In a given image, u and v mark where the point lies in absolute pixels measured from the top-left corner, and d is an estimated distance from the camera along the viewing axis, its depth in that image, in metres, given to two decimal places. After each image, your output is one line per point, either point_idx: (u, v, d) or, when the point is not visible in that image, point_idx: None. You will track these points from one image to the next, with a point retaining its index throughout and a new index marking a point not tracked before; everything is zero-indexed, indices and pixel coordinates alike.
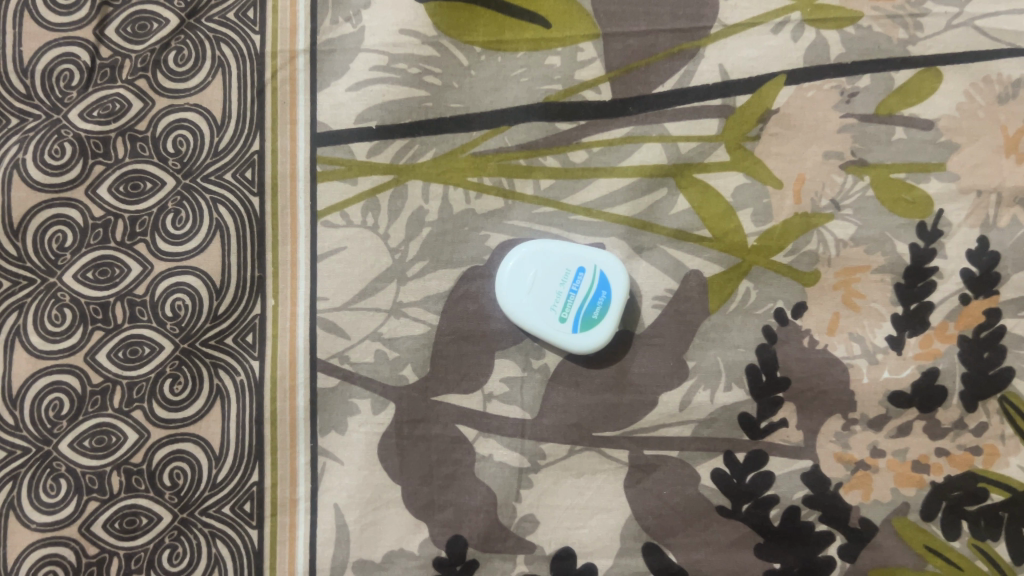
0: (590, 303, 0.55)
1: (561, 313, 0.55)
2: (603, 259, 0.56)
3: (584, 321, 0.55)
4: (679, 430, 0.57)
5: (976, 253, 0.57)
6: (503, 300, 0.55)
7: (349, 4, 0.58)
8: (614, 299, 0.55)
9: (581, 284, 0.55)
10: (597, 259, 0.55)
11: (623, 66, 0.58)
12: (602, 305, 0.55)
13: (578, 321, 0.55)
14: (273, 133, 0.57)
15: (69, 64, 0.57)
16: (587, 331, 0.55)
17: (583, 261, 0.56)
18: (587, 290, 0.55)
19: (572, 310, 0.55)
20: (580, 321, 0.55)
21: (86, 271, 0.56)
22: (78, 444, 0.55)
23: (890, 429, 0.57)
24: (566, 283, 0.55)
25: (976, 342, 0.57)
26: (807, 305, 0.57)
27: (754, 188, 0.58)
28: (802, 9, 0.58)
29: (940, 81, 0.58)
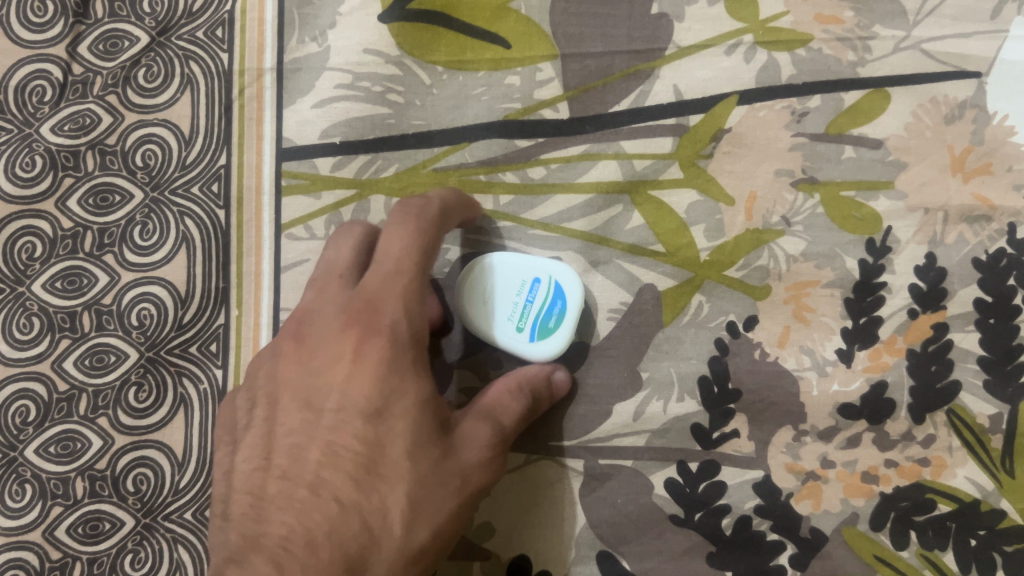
0: (546, 312, 0.56)
1: (518, 323, 0.56)
2: (559, 269, 0.57)
3: (540, 329, 0.56)
4: (633, 440, 0.58)
5: (924, 268, 0.59)
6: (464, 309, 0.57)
7: (315, 24, 0.60)
8: (568, 307, 0.56)
9: (536, 295, 0.56)
10: (552, 271, 0.56)
11: (580, 85, 0.60)
12: (556, 313, 0.56)
13: (534, 330, 0.56)
14: (240, 148, 0.59)
15: (42, 80, 0.59)
16: (544, 339, 0.56)
17: (538, 271, 0.57)
18: (541, 300, 0.56)
19: (528, 320, 0.56)
20: (536, 330, 0.56)
21: (55, 281, 0.58)
22: (44, 450, 0.56)
23: (839, 440, 0.58)
24: (521, 294, 0.56)
25: (924, 356, 0.58)
26: (758, 319, 0.59)
27: (707, 204, 0.59)
28: (754, 32, 0.60)
29: (888, 102, 0.60)
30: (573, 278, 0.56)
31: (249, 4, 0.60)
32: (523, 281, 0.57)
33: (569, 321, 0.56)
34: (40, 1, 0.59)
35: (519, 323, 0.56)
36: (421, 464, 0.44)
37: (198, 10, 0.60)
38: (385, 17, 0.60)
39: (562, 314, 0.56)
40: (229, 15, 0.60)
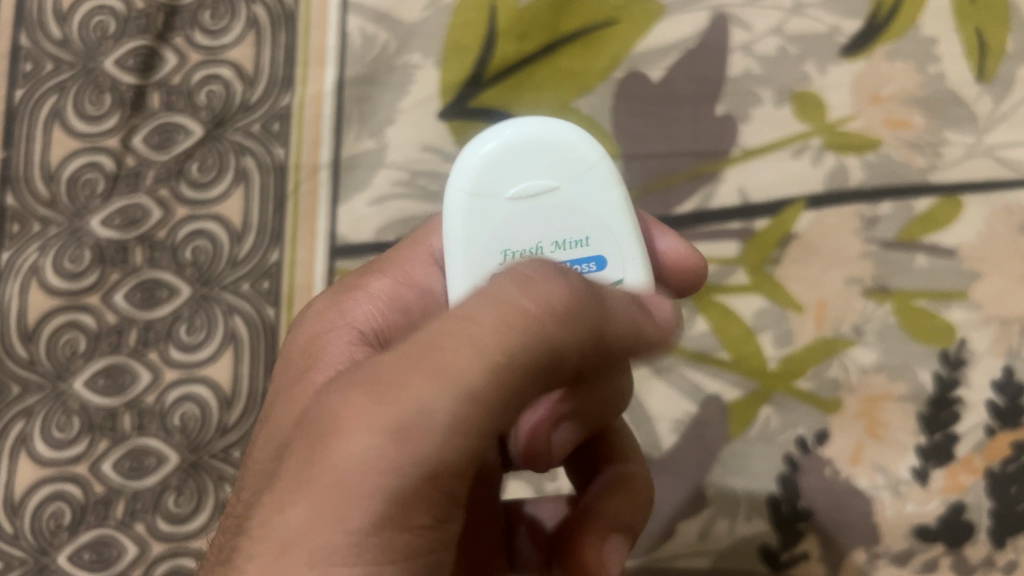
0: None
1: (558, 243, 0.37)
2: (630, 283, 0.37)
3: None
4: (699, 560, 0.55)
5: (1002, 383, 0.56)
6: (546, 187, 0.37)
7: (372, 121, 0.59)
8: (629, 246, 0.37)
9: (577, 274, 0.37)
10: (623, 273, 0.37)
11: (643, 185, 0.58)
12: None
13: (581, 256, 0.37)
14: (293, 245, 0.57)
15: (94, 172, 0.58)
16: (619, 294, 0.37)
17: (581, 169, 0.38)
18: None
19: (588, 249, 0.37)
20: (584, 258, 0.37)
21: (96, 378, 0.55)
22: (77, 556, 0.54)
23: (916, 565, 0.54)
24: (596, 260, 0.37)
25: (1003, 477, 0.55)
26: (830, 433, 0.56)
27: (774, 311, 0.57)
28: (822, 135, 0.59)
29: (961, 209, 0.57)
30: (581, 141, 0.38)
31: (307, 99, 0.59)
32: (635, 245, 0.37)
33: None
34: (97, 93, 0.58)
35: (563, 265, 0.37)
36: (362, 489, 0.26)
37: (254, 104, 0.59)
38: (444, 113, 0.59)
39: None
40: (286, 109, 0.58)
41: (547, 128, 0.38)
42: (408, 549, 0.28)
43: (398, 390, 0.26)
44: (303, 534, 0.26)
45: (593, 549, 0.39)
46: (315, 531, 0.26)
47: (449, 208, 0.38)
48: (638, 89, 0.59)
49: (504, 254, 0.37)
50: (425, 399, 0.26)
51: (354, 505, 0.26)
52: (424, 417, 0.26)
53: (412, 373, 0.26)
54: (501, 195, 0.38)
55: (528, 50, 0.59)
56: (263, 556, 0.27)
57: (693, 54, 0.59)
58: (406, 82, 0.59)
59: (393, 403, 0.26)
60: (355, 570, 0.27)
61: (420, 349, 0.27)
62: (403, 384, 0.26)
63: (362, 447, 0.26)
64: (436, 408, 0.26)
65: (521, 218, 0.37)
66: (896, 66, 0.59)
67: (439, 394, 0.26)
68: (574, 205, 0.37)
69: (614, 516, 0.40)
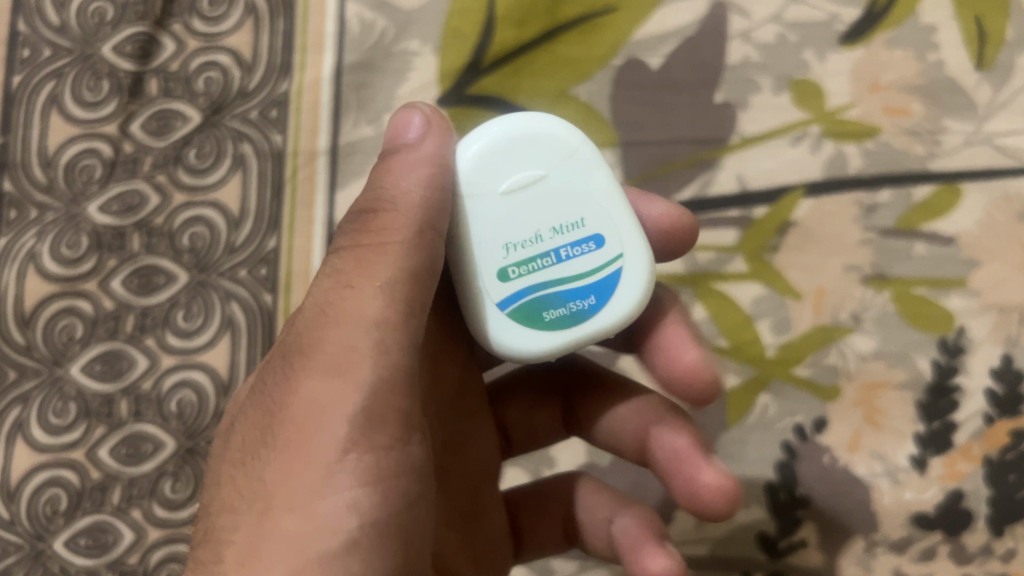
0: (566, 291, 0.38)
1: (558, 228, 0.38)
2: (631, 257, 0.38)
3: (566, 340, 0.38)
4: (697, 548, 0.55)
5: (1001, 371, 0.56)
6: (535, 177, 0.38)
7: (371, 108, 0.59)
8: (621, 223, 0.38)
9: (579, 256, 0.38)
10: (623, 248, 0.38)
11: (641, 173, 0.58)
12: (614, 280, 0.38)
13: (584, 239, 0.38)
14: (290, 231, 0.57)
15: (92, 158, 0.58)
16: (622, 271, 0.38)
17: (565, 156, 0.38)
18: (581, 264, 0.38)
19: (587, 231, 0.38)
20: (586, 240, 0.38)
21: (93, 364, 0.55)
22: (73, 542, 0.54)
23: (913, 552, 0.54)
24: (594, 239, 0.38)
25: (1002, 465, 0.55)
26: (828, 421, 0.56)
27: (773, 299, 0.57)
28: (821, 122, 0.58)
29: (961, 197, 0.57)
30: (560, 129, 0.39)
31: (305, 86, 0.59)
32: (627, 217, 0.38)
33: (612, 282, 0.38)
34: (95, 80, 0.58)
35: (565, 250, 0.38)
36: (324, 422, 0.33)
37: (252, 91, 0.58)
38: (443, 101, 0.59)
39: (585, 324, 0.38)
40: (284, 96, 0.58)
41: (518, 124, 0.39)
42: (379, 464, 0.34)
43: (349, 341, 0.34)
44: (280, 484, 0.32)
45: (712, 470, 0.42)
46: (288, 480, 0.32)
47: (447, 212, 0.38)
48: (636, 76, 0.59)
49: (506, 249, 0.38)
50: (361, 344, 0.34)
51: (318, 438, 0.33)
52: (363, 359, 0.33)
53: (323, 333, 0.34)
54: (492, 192, 0.38)
55: (526, 37, 0.59)
56: (250, 514, 0.32)
57: (692, 41, 0.59)
58: (405, 69, 0.59)
59: (342, 350, 0.33)
60: (329, 488, 0.33)
61: (362, 308, 0.34)
62: (350, 336, 0.34)
63: (322, 390, 0.33)
64: (371, 348, 0.34)
65: (516, 212, 0.38)
66: (895, 54, 0.59)
67: (361, 343, 0.34)
68: (566, 190, 0.38)
69: (698, 438, 0.43)
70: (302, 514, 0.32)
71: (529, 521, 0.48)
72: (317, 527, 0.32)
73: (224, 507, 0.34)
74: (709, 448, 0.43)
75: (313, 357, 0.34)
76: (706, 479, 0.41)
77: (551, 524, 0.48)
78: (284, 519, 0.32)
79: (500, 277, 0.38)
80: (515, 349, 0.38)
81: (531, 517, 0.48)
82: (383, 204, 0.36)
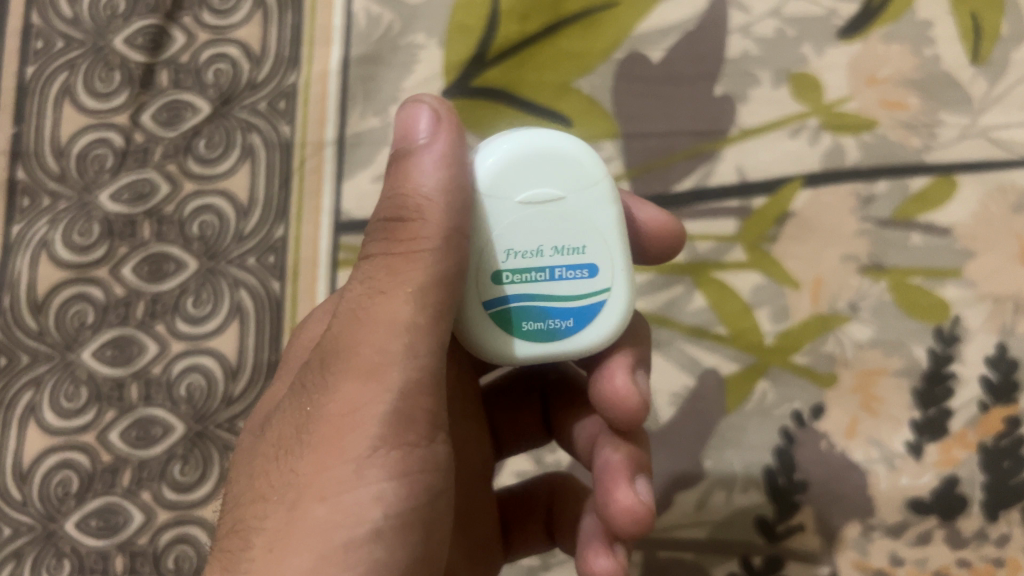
0: (552, 308, 0.38)
1: (556, 250, 0.38)
2: (617, 291, 0.39)
3: (539, 353, 0.39)
4: (696, 531, 0.56)
5: (995, 359, 0.57)
6: (554, 197, 0.37)
7: (377, 100, 0.60)
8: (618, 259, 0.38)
9: (571, 279, 0.38)
10: (611, 283, 0.38)
11: (642, 164, 0.59)
12: (590, 308, 0.38)
13: (578, 266, 0.38)
14: (298, 220, 0.58)
15: (104, 148, 0.59)
16: (601, 302, 0.38)
17: (588, 184, 0.38)
18: (569, 288, 0.38)
19: (585, 259, 0.38)
20: (580, 267, 0.38)
21: (104, 349, 0.56)
22: (84, 523, 0.55)
23: (909, 537, 0.55)
24: (588, 269, 0.38)
25: (996, 451, 0.56)
26: (826, 408, 0.57)
27: (771, 288, 0.58)
28: (819, 115, 0.60)
29: (956, 188, 0.58)
30: (590, 157, 0.38)
31: (313, 78, 0.60)
32: (626, 256, 0.39)
33: (591, 308, 0.38)
34: (107, 71, 0.60)
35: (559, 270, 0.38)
36: (355, 425, 0.33)
37: (261, 82, 0.60)
38: (448, 93, 0.60)
39: (562, 342, 0.38)
40: (292, 87, 0.59)
41: (550, 140, 0.38)
42: (406, 459, 0.35)
43: (382, 346, 0.34)
44: (313, 479, 0.33)
45: (629, 490, 0.41)
46: (319, 473, 0.33)
47: None
48: (638, 70, 0.60)
49: (506, 254, 0.37)
50: (391, 350, 0.34)
51: (349, 439, 0.33)
52: (394, 364, 0.34)
53: (356, 339, 0.34)
54: (509, 199, 0.37)
55: (530, 31, 0.60)
56: (278, 507, 0.33)
57: (693, 35, 0.61)
58: (411, 61, 0.60)
59: (374, 357, 0.34)
60: (358, 486, 0.33)
61: (394, 314, 0.34)
62: (383, 341, 0.34)
63: (354, 393, 0.33)
64: (405, 355, 0.34)
65: (527, 224, 0.37)
66: (892, 48, 0.60)
67: (393, 344, 0.34)
68: (578, 216, 0.38)
69: (635, 458, 0.42)
70: (331, 504, 0.33)
71: (515, 521, 0.50)
72: (346, 516, 0.33)
73: (252, 499, 0.34)
74: (639, 471, 0.42)
75: (349, 358, 0.34)
76: (619, 499, 0.40)
77: (539, 522, 0.49)
78: (314, 508, 0.33)
79: (494, 279, 0.38)
80: (488, 351, 0.38)
81: (517, 517, 0.50)
82: (412, 211, 0.34)
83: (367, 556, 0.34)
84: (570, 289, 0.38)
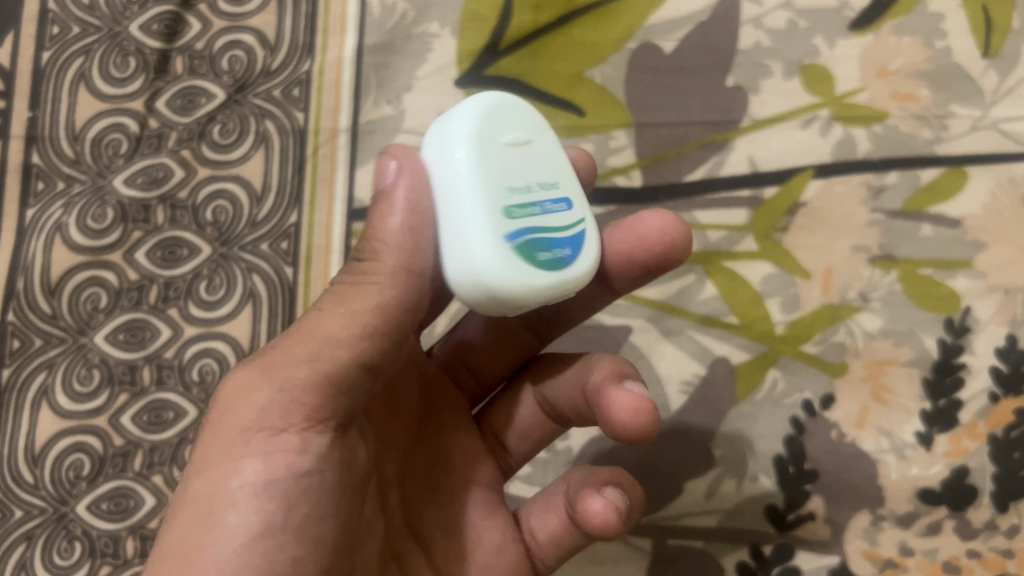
0: (553, 239, 0.37)
1: (541, 185, 0.38)
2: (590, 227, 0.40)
3: (554, 284, 0.37)
4: (705, 520, 0.56)
5: (1006, 350, 0.57)
6: (527, 142, 0.39)
7: (390, 87, 0.60)
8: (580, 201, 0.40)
9: (557, 212, 0.38)
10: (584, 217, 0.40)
11: (654, 153, 0.60)
12: (578, 242, 0.39)
13: (558, 199, 0.39)
14: (311, 207, 0.58)
15: (118, 133, 0.59)
16: (581, 236, 0.39)
17: (542, 134, 0.40)
18: (558, 220, 0.38)
19: (560, 194, 0.39)
20: (559, 200, 0.39)
21: (117, 333, 0.57)
22: (95, 506, 0.55)
23: (918, 527, 0.55)
24: (563, 204, 0.39)
25: (1006, 443, 0.56)
26: (836, 397, 0.57)
27: (782, 277, 0.58)
28: (831, 106, 0.60)
29: (966, 180, 0.58)
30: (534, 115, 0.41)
31: (327, 66, 0.60)
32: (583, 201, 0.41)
33: (579, 242, 0.39)
34: (122, 57, 0.60)
35: (548, 203, 0.38)
36: (244, 403, 0.35)
37: (275, 70, 0.60)
38: (460, 82, 0.60)
39: (566, 273, 0.37)
40: (306, 75, 0.60)
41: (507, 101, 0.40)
42: (292, 451, 0.34)
43: (294, 342, 0.35)
44: (204, 452, 0.35)
45: (624, 391, 0.41)
46: (208, 452, 0.35)
47: (455, 150, 0.36)
48: (650, 59, 0.61)
49: (509, 191, 0.37)
50: (300, 350, 0.35)
51: (235, 417, 0.34)
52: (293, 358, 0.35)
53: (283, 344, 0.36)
54: (496, 142, 0.38)
55: (543, 21, 0.61)
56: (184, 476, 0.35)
57: (705, 26, 0.61)
58: (424, 50, 0.61)
59: (281, 350, 0.35)
60: (237, 462, 0.34)
61: (317, 321, 0.36)
62: (298, 339, 0.35)
63: (251, 376, 0.35)
64: (299, 353, 0.35)
65: (517, 162, 0.38)
66: (903, 40, 0.60)
67: (298, 350, 0.35)
68: (547, 159, 0.40)
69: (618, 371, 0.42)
70: (204, 481, 0.34)
71: (536, 521, 0.45)
72: (220, 490, 0.33)
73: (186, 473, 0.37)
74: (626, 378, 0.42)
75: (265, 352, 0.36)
76: (618, 400, 0.40)
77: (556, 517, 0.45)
78: (195, 482, 0.34)
79: (506, 215, 0.36)
80: (513, 286, 0.35)
81: (541, 515, 0.45)
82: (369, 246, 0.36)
83: (220, 529, 0.33)
84: (560, 221, 0.38)
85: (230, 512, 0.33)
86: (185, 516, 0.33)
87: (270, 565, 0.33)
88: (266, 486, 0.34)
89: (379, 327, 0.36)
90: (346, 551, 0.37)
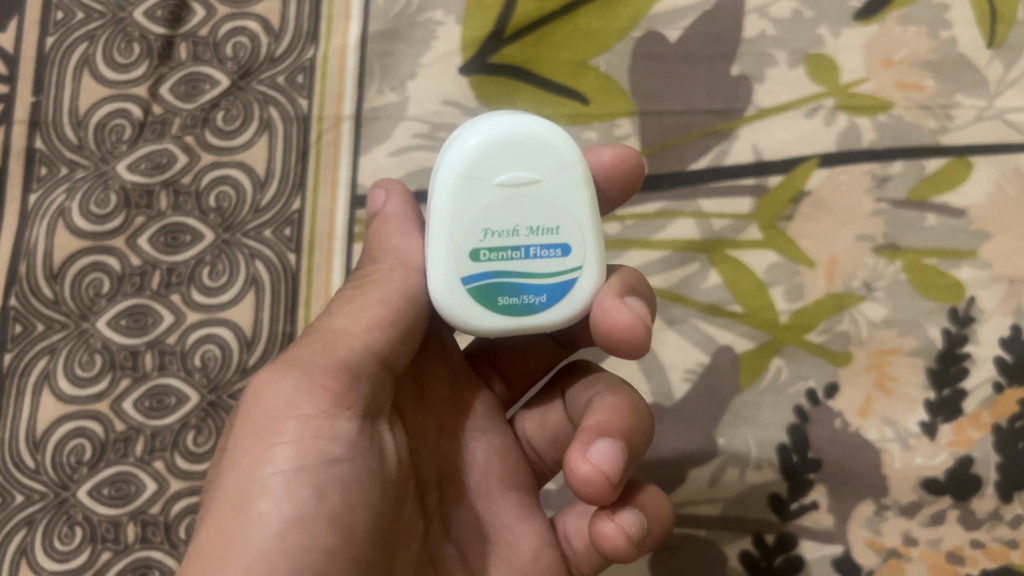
0: (525, 285, 0.36)
1: (530, 230, 0.36)
2: (590, 272, 0.37)
3: (511, 328, 0.37)
4: (709, 508, 0.56)
5: (1011, 340, 0.56)
6: (532, 176, 0.36)
7: (395, 75, 0.60)
8: (589, 243, 0.37)
9: (544, 259, 0.36)
10: (583, 265, 0.37)
11: (659, 142, 0.60)
12: (564, 288, 0.37)
13: (548, 246, 0.36)
14: (314, 193, 0.58)
15: (122, 119, 0.59)
16: (573, 282, 0.37)
17: (563, 166, 0.37)
18: (544, 267, 0.36)
19: (558, 239, 0.36)
20: (550, 247, 0.36)
21: (120, 318, 0.57)
22: (97, 491, 0.54)
23: (922, 517, 0.55)
24: (559, 251, 0.36)
25: (1011, 433, 0.55)
26: (840, 386, 0.57)
27: (787, 266, 0.58)
28: (835, 96, 0.60)
29: (971, 170, 0.58)
30: (563, 138, 0.37)
31: (331, 53, 0.60)
32: (598, 242, 0.37)
33: (566, 288, 0.37)
34: (126, 43, 0.60)
35: (534, 248, 0.36)
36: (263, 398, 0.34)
37: (279, 57, 0.60)
38: (464, 70, 0.60)
39: (534, 317, 0.37)
40: (310, 62, 0.60)
41: (528, 124, 0.37)
42: (321, 434, 0.34)
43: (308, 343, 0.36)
44: (231, 452, 0.34)
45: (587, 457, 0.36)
46: (236, 445, 0.34)
47: (438, 188, 0.37)
48: (655, 47, 0.61)
49: (483, 233, 0.36)
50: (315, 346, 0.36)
51: (258, 411, 0.34)
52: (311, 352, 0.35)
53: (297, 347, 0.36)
54: (487, 181, 0.36)
55: (549, 8, 0.61)
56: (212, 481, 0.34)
57: (710, 15, 0.61)
58: (429, 38, 0.61)
59: (299, 349, 0.36)
60: (264, 450, 0.33)
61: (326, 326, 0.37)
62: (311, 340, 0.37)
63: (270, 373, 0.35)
64: (316, 348, 0.36)
65: (503, 205, 0.36)
66: (908, 30, 0.60)
67: (315, 344, 0.36)
68: (552, 198, 0.36)
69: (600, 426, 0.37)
70: (236, 472, 0.33)
71: (573, 527, 0.43)
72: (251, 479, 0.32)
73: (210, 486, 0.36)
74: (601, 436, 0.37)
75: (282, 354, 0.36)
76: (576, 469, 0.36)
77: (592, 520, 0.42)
78: (225, 475, 0.33)
79: (472, 257, 0.36)
80: (465, 324, 0.37)
81: (576, 521, 0.42)
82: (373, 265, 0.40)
83: (253, 515, 0.31)
84: (548, 267, 0.36)
85: (261, 500, 0.32)
86: (215, 513, 0.32)
87: (304, 553, 0.32)
88: (296, 470, 0.33)
89: (388, 317, 0.37)
90: (379, 546, 0.35)
